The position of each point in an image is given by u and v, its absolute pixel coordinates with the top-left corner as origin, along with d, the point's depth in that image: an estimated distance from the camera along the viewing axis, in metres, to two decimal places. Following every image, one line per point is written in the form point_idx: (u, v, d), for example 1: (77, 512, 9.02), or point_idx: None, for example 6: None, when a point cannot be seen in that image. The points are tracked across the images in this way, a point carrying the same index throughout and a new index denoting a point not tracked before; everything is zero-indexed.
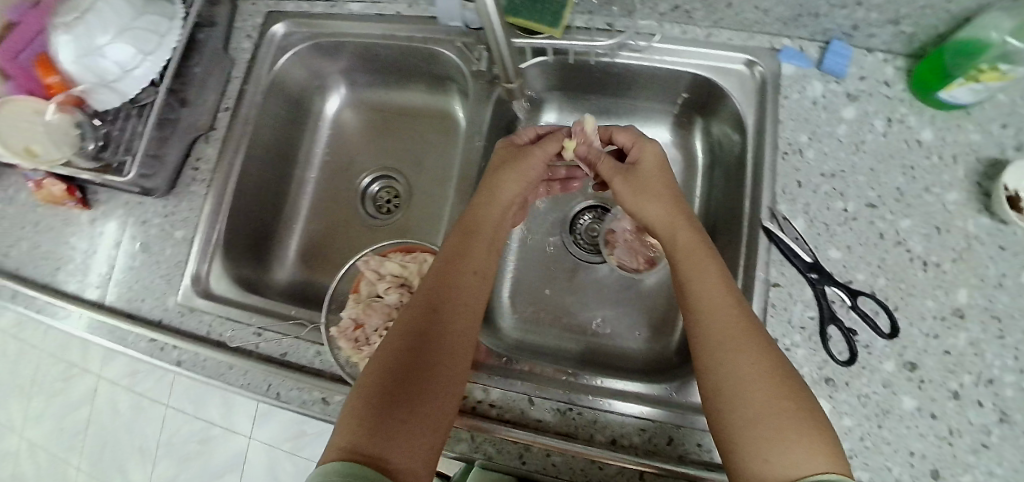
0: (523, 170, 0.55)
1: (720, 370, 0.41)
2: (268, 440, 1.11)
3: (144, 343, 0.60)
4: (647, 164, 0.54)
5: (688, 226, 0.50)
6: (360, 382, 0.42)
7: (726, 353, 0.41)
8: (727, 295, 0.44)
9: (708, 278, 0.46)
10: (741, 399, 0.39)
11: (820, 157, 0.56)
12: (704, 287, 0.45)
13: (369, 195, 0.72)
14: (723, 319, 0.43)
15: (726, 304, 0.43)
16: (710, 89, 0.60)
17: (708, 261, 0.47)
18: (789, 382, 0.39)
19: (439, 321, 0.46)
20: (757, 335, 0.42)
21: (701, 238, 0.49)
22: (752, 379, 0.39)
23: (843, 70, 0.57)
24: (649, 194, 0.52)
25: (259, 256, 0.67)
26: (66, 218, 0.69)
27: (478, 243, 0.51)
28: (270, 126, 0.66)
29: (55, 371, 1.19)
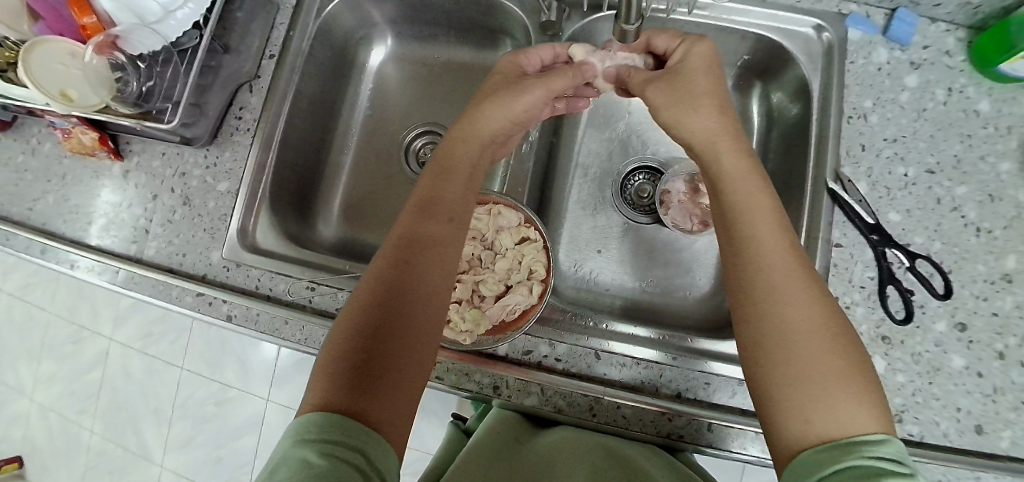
0: (510, 112, 0.48)
1: (765, 321, 0.36)
2: (284, 402, 1.06)
3: (190, 298, 0.58)
4: (692, 66, 0.46)
5: (733, 147, 0.43)
6: (336, 334, 0.37)
7: (769, 304, 0.36)
8: (785, 244, 0.39)
9: (745, 215, 0.40)
10: (782, 355, 0.35)
11: (883, 122, 0.57)
12: (753, 226, 0.40)
13: (412, 150, 0.69)
14: (771, 264, 0.38)
15: (776, 253, 0.38)
16: (775, 53, 0.60)
17: (756, 194, 0.41)
18: (835, 330, 0.35)
19: (417, 262, 0.41)
20: (809, 284, 0.37)
21: (753, 167, 0.43)
22: (800, 332, 0.35)
23: (909, 38, 0.57)
24: (689, 105, 0.44)
25: (303, 211, 0.65)
26: (96, 170, 0.67)
27: (455, 181, 0.46)
28: (316, 79, 0.64)
29: (66, 331, 1.18)
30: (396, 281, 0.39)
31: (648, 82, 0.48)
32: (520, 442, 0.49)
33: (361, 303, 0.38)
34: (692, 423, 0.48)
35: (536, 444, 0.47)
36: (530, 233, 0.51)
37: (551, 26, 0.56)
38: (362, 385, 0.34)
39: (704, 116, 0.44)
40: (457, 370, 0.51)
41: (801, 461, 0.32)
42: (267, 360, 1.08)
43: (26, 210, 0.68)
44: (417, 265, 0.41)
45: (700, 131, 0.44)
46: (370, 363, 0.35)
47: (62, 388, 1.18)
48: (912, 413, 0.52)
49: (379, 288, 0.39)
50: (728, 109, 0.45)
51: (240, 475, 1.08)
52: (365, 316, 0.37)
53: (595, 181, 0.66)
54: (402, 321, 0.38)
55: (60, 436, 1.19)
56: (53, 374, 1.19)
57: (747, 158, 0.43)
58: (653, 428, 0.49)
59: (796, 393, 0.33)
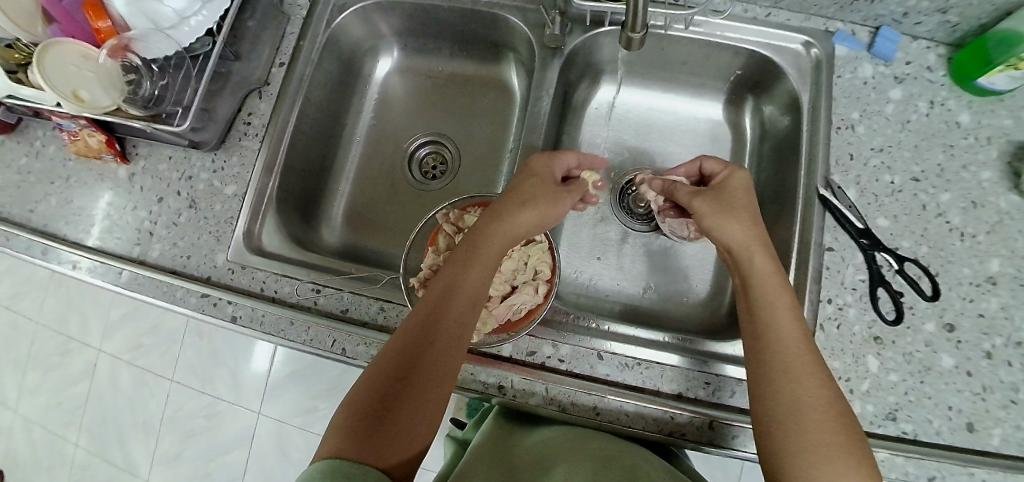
0: (539, 215, 0.48)
1: (778, 399, 0.41)
2: (279, 412, 1.05)
3: (195, 299, 0.58)
4: (729, 188, 0.51)
5: (765, 250, 0.47)
6: (358, 385, 0.42)
7: (788, 385, 0.41)
8: (800, 333, 0.44)
9: (767, 306, 0.45)
10: (795, 429, 0.40)
11: (870, 132, 0.59)
12: (778, 319, 0.44)
13: (417, 158, 0.71)
14: (791, 354, 0.43)
15: (797, 342, 0.43)
16: (767, 67, 0.63)
17: (782, 292, 0.46)
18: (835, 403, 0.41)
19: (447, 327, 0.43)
20: (820, 373, 0.42)
21: (778, 269, 0.47)
22: (811, 411, 0.40)
23: (892, 54, 0.61)
24: (731, 213, 0.48)
25: (308, 215, 0.66)
26: (100, 173, 0.67)
27: (487, 252, 0.46)
28: (324, 87, 0.66)
29: (55, 341, 1.16)
30: (424, 345, 0.42)
31: (696, 193, 0.51)
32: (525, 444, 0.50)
33: (386, 364, 0.42)
34: (694, 421, 0.49)
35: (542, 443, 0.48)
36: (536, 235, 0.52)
37: (555, 39, 0.59)
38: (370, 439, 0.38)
39: (738, 228, 0.48)
40: (463, 370, 0.51)
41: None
42: (263, 369, 1.07)
43: (27, 212, 0.68)
44: (442, 332, 0.43)
45: (734, 237, 0.48)
46: (391, 421, 0.39)
47: (48, 399, 1.15)
48: (905, 411, 0.54)
49: (409, 350, 0.42)
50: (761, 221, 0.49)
51: None
52: (387, 379, 0.41)
53: None
54: (416, 389, 0.41)
55: (43, 448, 1.16)
56: (38, 385, 1.16)
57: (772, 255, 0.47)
58: (655, 427, 0.49)
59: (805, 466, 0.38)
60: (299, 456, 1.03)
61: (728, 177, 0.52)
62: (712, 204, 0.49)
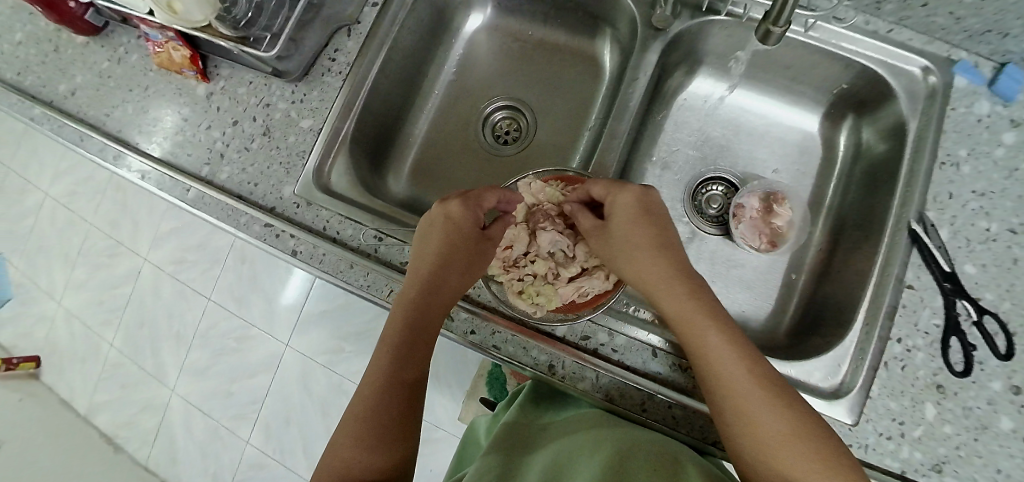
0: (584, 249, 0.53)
1: (737, 437, 0.41)
2: (304, 349, 1.07)
3: (258, 227, 0.59)
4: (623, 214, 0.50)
5: (679, 289, 0.47)
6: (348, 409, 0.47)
7: (744, 421, 0.40)
8: (733, 348, 0.43)
9: (689, 335, 0.45)
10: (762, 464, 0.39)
11: (974, 174, 0.56)
12: (714, 362, 0.43)
13: (490, 121, 0.69)
14: (734, 390, 0.41)
15: (737, 377, 0.42)
16: (876, 86, 0.59)
17: (701, 322, 0.44)
18: (792, 408, 0.40)
19: (424, 332, 0.48)
20: (775, 396, 0.41)
21: (698, 299, 0.46)
22: (775, 440, 0.39)
23: (1015, 95, 0.57)
24: (629, 255, 0.49)
25: (375, 161, 0.65)
26: (180, 88, 0.68)
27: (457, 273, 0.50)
28: (411, 34, 0.64)
29: (101, 244, 1.20)
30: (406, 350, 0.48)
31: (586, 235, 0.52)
32: (552, 441, 0.48)
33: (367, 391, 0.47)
34: None
35: (566, 438, 0.46)
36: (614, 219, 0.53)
37: (664, 20, 0.56)
38: (360, 447, 0.43)
39: (642, 264, 0.49)
40: (515, 343, 0.50)
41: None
42: (294, 305, 1.09)
43: (105, 115, 0.70)
44: (420, 338, 0.48)
45: (644, 278, 0.49)
46: (382, 416, 0.45)
47: (88, 298, 1.20)
48: (954, 466, 0.52)
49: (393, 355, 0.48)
50: (672, 253, 0.50)
51: (244, 414, 1.09)
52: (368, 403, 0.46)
53: (666, 184, 0.66)
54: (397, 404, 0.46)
55: (78, 343, 1.21)
56: (81, 283, 1.21)
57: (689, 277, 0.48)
58: (701, 434, 0.48)
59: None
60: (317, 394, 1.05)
61: (614, 199, 0.50)
62: (607, 248, 0.50)
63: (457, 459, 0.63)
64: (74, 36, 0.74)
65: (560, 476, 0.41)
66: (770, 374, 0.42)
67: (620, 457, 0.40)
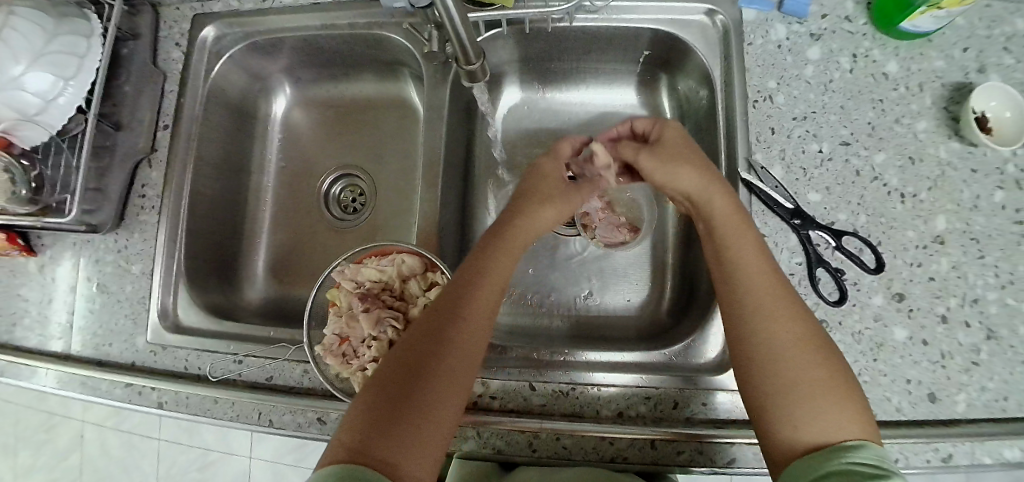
0: (537, 206, 0.50)
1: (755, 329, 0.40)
2: (270, 458, 1.04)
3: (119, 389, 0.56)
4: (677, 144, 0.50)
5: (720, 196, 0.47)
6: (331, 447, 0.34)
7: (764, 315, 0.40)
8: (780, 287, 0.42)
9: (757, 278, 0.42)
10: (770, 357, 0.39)
11: (791, 101, 0.55)
12: (750, 257, 0.43)
13: (332, 197, 0.67)
14: (755, 284, 0.42)
15: (765, 275, 0.42)
16: (673, 43, 0.58)
17: (768, 265, 0.43)
18: (828, 360, 0.39)
19: (436, 345, 0.39)
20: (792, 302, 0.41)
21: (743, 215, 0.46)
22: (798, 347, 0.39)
23: (804, 9, 0.56)
24: (673, 165, 0.49)
25: (226, 277, 0.63)
26: (11, 268, 0.65)
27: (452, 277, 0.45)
28: (216, 140, 0.62)
29: (38, 421, 1.15)
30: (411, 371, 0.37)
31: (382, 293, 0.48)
32: None
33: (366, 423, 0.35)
34: (634, 443, 0.48)
35: None
36: (437, 277, 0.46)
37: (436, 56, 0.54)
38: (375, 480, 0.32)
39: (684, 176, 0.48)
40: None
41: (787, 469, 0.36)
42: None
43: None
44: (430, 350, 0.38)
45: (688, 186, 0.48)
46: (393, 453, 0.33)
47: (41, 479, 1.15)
48: (862, 393, 0.52)
49: (389, 379, 0.37)
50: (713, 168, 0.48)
51: None
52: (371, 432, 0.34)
53: None
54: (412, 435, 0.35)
55: None
56: (30, 466, 1.16)
57: (738, 206, 0.46)
58: (595, 454, 0.48)
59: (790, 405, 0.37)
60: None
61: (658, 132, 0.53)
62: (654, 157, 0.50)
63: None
64: None
65: None
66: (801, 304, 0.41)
67: None
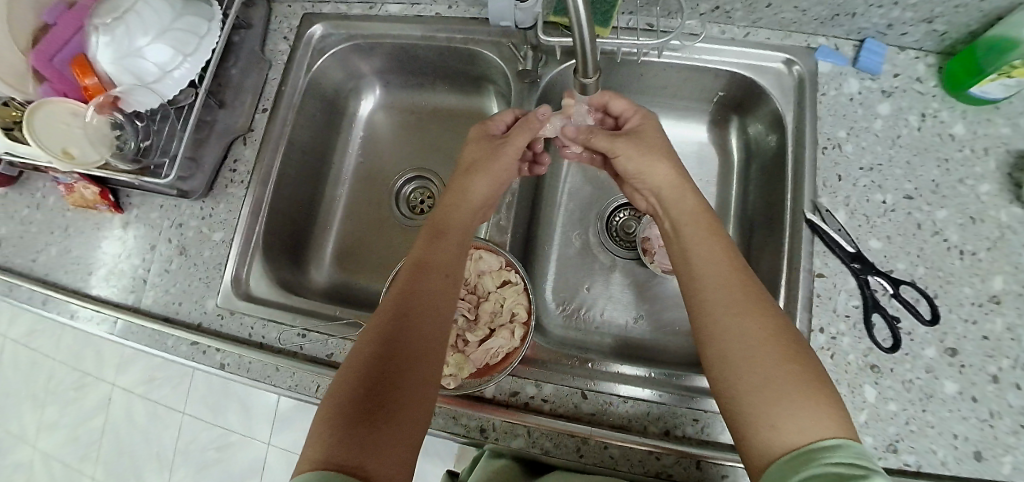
0: (494, 173, 0.52)
1: (721, 334, 0.40)
2: (287, 445, 1.05)
3: (185, 347, 0.59)
4: (650, 137, 0.52)
5: (689, 195, 0.49)
6: (314, 428, 0.34)
7: (728, 315, 0.40)
8: (741, 286, 0.42)
9: (723, 278, 0.42)
10: (742, 364, 0.38)
11: (858, 151, 0.57)
12: (711, 259, 0.44)
13: (403, 195, 0.71)
14: (719, 286, 0.42)
15: (726, 276, 0.42)
16: (748, 88, 0.61)
17: (734, 266, 0.43)
18: (799, 357, 0.38)
19: (407, 317, 0.41)
20: (757, 299, 0.41)
21: (709, 216, 0.47)
22: (758, 343, 0.38)
23: (878, 67, 0.59)
24: (654, 155, 0.50)
25: (296, 257, 0.67)
26: (97, 222, 0.69)
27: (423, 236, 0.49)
28: (306, 129, 0.66)
29: (71, 377, 1.19)
30: (388, 346, 0.39)
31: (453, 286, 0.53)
32: None
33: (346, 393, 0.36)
34: (680, 461, 0.48)
35: None
36: (511, 276, 0.52)
37: (528, 73, 0.58)
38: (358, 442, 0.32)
39: (661, 168, 0.50)
40: (445, 414, 0.51)
41: (768, 474, 0.34)
42: (272, 402, 1.08)
43: (30, 262, 0.71)
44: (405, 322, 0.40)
45: (660, 179, 0.50)
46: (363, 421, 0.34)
47: (65, 434, 1.18)
48: (908, 442, 0.51)
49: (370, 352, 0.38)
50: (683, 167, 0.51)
51: None
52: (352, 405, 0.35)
53: (580, 214, 0.68)
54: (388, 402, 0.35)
55: None
56: (57, 420, 1.19)
57: (700, 203, 0.48)
58: (640, 468, 0.48)
59: (766, 407, 0.35)
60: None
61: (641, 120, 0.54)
62: (636, 143, 0.51)
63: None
64: None
65: None
66: (763, 298, 0.41)
67: None
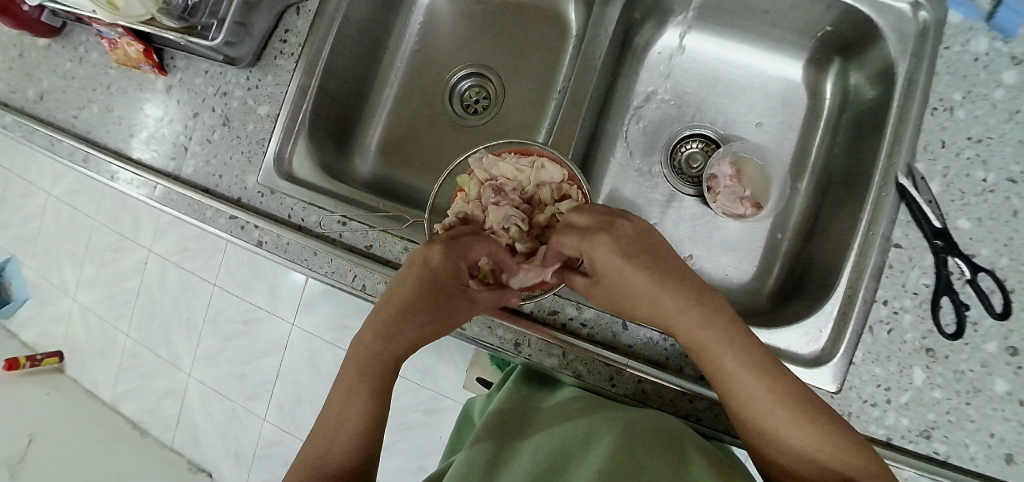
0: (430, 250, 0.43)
1: (749, 424, 0.38)
2: (310, 328, 1.06)
3: (223, 220, 0.58)
4: (604, 267, 0.42)
5: (672, 296, 0.40)
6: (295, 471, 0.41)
7: (744, 411, 0.38)
8: (754, 368, 0.38)
9: (730, 378, 0.39)
10: (768, 444, 0.38)
11: (970, 119, 0.52)
12: (706, 358, 0.40)
13: (458, 91, 0.67)
14: (723, 376, 0.39)
15: (729, 368, 0.38)
16: (862, 26, 0.55)
17: (733, 357, 0.39)
18: (820, 427, 0.36)
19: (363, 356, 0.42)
20: (766, 380, 0.38)
21: (690, 302, 0.40)
22: (777, 432, 0.37)
23: (1016, 29, 0.52)
24: (628, 298, 0.42)
25: (340, 143, 0.64)
26: (140, 83, 0.67)
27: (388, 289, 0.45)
28: (365, 7, 0.61)
29: (105, 241, 1.22)
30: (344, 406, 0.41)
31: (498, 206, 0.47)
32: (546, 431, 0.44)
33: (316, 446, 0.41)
34: (712, 407, 0.46)
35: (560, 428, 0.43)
36: (572, 192, 0.47)
37: None
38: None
39: (643, 286, 0.41)
40: (480, 322, 0.50)
41: None
42: (299, 283, 1.08)
43: (72, 117, 0.69)
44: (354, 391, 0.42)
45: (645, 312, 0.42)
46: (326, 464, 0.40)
47: (96, 296, 1.23)
48: (942, 432, 0.49)
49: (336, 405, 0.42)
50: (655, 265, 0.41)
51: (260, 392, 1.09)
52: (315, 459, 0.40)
53: (642, 148, 0.64)
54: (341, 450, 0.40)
55: (92, 338, 1.25)
56: (90, 281, 1.24)
57: (686, 284, 0.41)
58: (670, 407, 0.47)
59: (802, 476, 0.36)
60: (324, 371, 1.04)
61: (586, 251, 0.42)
62: (604, 298, 0.44)
63: (455, 437, 0.60)
64: (36, 40, 0.73)
65: (559, 469, 0.38)
66: (773, 376, 0.38)
67: (625, 449, 0.38)
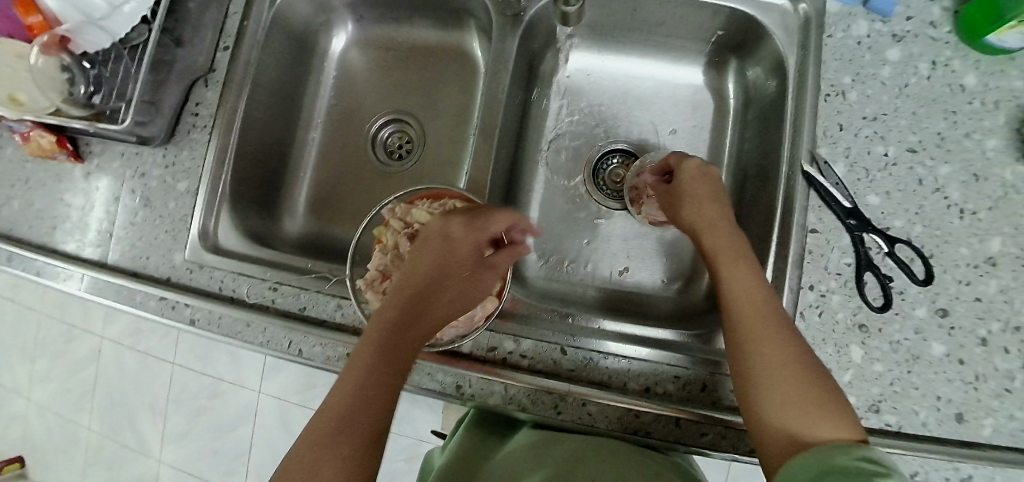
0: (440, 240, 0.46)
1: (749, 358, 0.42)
2: (278, 392, 1.05)
3: (154, 303, 0.57)
4: (687, 185, 0.53)
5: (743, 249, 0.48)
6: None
7: (749, 344, 0.42)
8: (760, 304, 0.44)
9: (755, 309, 0.43)
10: (767, 379, 0.40)
11: (863, 99, 0.54)
12: (740, 295, 0.45)
13: (380, 140, 0.68)
14: (741, 314, 0.44)
15: (759, 299, 0.44)
16: (750, 26, 0.58)
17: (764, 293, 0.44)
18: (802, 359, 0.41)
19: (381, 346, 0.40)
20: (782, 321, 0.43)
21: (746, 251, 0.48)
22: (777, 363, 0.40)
23: (891, 9, 0.54)
24: (693, 199, 0.52)
25: (267, 207, 0.64)
26: (58, 174, 0.65)
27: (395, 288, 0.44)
28: (274, 70, 0.62)
29: (58, 329, 1.18)
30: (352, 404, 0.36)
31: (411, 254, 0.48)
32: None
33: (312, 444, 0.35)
34: (659, 418, 0.47)
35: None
36: None
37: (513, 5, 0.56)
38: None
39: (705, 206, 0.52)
40: (421, 370, 0.50)
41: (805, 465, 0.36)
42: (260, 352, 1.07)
43: None
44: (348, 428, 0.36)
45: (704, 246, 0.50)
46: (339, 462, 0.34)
47: (55, 389, 1.18)
48: (890, 403, 0.50)
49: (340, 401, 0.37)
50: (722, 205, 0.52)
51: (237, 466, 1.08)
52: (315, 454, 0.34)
53: (569, 167, 0.66)
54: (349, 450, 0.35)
55: (56, 433, 1.19)
56: (46, 374, 1.19)
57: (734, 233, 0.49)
58: (617, 425, 0.48)
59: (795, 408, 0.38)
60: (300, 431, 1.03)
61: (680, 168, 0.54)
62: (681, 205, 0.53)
63: None
64: None
65: None
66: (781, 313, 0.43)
67: None
